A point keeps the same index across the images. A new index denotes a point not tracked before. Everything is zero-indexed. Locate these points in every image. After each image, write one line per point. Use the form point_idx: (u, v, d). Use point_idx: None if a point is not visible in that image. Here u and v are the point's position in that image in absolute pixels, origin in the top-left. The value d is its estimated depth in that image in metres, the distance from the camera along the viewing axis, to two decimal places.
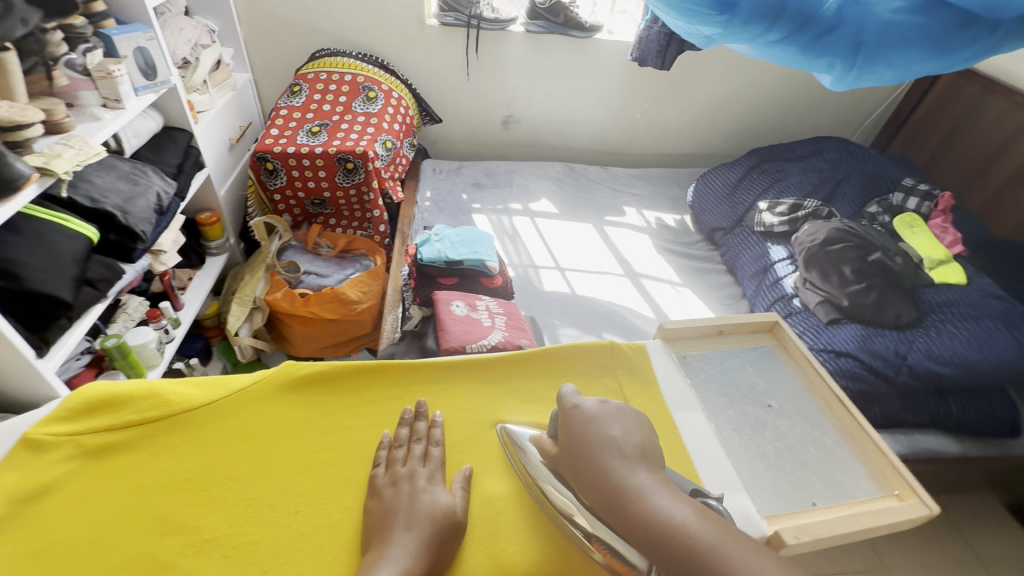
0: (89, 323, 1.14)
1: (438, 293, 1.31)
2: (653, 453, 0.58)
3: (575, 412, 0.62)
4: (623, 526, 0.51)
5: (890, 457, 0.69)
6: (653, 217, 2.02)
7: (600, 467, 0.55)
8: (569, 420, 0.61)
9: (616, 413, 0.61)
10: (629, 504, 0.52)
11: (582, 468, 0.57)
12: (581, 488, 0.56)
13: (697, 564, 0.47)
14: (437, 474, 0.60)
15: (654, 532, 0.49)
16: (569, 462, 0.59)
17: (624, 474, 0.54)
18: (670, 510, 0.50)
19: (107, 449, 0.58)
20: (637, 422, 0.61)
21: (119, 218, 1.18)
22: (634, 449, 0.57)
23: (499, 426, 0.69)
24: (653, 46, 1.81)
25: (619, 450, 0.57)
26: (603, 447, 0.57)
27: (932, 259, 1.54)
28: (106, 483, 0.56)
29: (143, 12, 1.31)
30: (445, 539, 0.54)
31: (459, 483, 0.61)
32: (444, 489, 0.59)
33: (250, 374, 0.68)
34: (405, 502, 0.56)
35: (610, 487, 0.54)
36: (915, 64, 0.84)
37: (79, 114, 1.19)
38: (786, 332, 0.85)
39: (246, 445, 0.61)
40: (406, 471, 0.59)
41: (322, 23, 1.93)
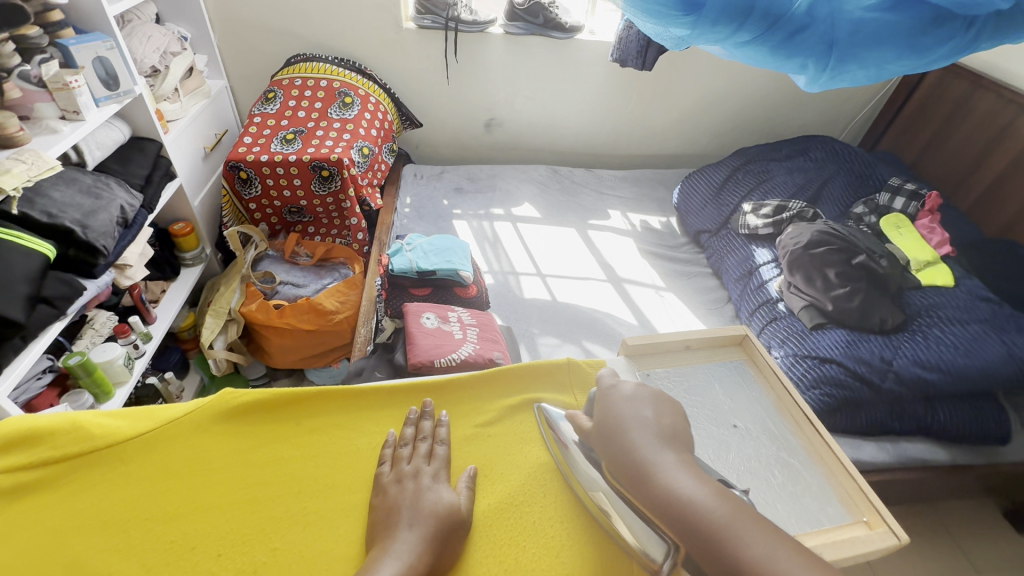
0: (46, 343, 1.10)
1: (409, 305, 1.28)
2: (680, 437, 0.59)
3: (613, 392, 0.64)
4: (645, 496, 0.53)
5: (859, 482, 0.67)
6: (638, 220, 1.98)
7: (629, 442, 0.57)
8: (606, 400, 0.64)
9: (651, 396, 0.63)
10: (652, 478, 0.53)
11: (611, 443, 0.59)
12: (607, 462, 0.58)
13: (709, 536, 0.48)
14: (442, 472, 0.62)
15: (673, 504, 0.51)
16: (599, 439, 0.61)
17: (651, 451, 0.56)
18: (687, 489, 0.52)
19: (23, 489, 0.56)
20: (670, 407, 0.63)
21: (78, 234, 1.14)
22: (664, 429, 0.59)
23: (535, 404, 0.73)
24: (633, 46, 1.77)
25: (649, 428, 0.59)
26: (634, 424, 0.59)
27: (919, 261, 1.51)
28: (18, 527, 0.53)
29: (104, 20, 1.28)
30: (448, 537, 0.56)
31: (465, 483, 0.62)
32: (449, 488, 0.61)
33: (183, 403, 0.65)
34: (409, 499, 0.58)
35: (636, 461, 0.55)
36: (888, 65, 0.80)
37: (35, 127, 1.17)
38: (755, 347, 0.82)
39: (174, 482, 0.58)
40: (412, 468, 0.61)
41: (298, 28, 1.90)
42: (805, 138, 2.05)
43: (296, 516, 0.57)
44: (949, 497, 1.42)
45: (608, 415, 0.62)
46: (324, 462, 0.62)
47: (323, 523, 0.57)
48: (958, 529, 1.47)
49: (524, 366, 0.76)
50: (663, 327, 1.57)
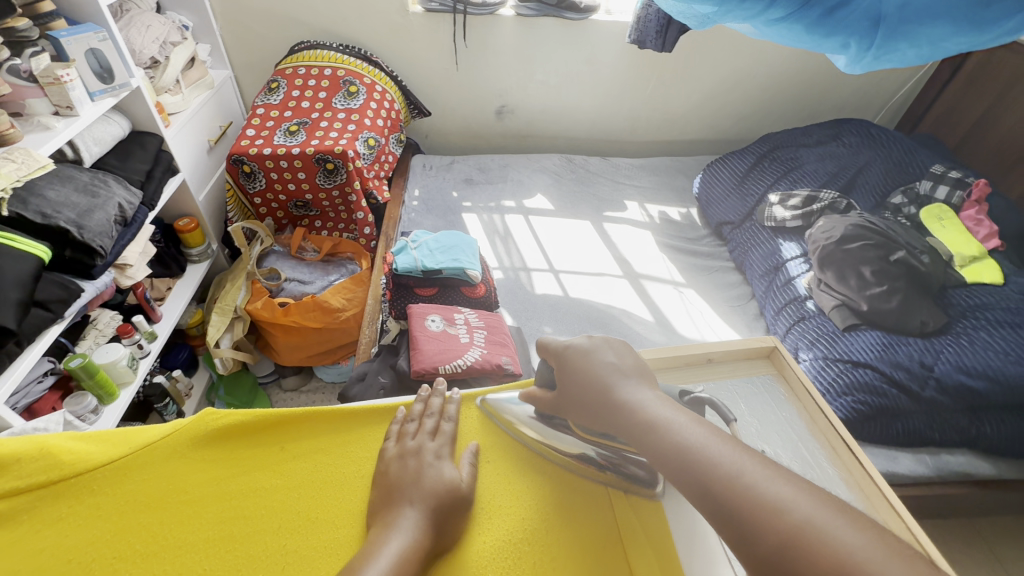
0: (44, 347, 1.08)
1: (413, 306, 1.23)
2: (649, 377, 0.61)
3: (568, 350, 0.65)
4: (627, 432, 0.55)
5: (907, 520, 0.58)
6: (656, 211, 1.89)
7: (606, 385, 0.59)
8: (562, 357, 0.65)
9: (611, 343, 0.65)
10: (630, 414, 0.55)
11: (584, 395, 0.60)
12: (585, 410, 0.60)
13: (686, 459, 0.49)
14: (446, 449, 0.63)
15: (651, 432, 0.52)
16: (571, 392, 0.62)
17: (626, 391, 0.58)
18: (665, 416, 0.53)
19: None
20: (629, 347, 0.65)
21: (73, 234, 1.11)
22: (632, 370, 0.61)
23: (479, 399, 0.70)
24: (652, 26, 1.66)
25: (620, 371, 0.60)
26: (604, 370, 0.61)
27: (963, 256, 1.41)
28: None
29: (96, 11, 1.23)
30: (450, 514, 0.57)
31: (466, 460, 0.62)
32: (451, 464, 0.61)
33: (161, 425, 0.62)
34: (412, 475, 0.59)
35: (614, 401, 0.57)
36: (943, 42, 0.68)
37: (28, 124, 1.13)
38: (784, 359, 0.74)
39: (146, 516, 0.56)
40: (415, 446, 0.62)
41: (302, 14, 1.83)
42: (837, 122, 1.92)
43: (271, 559, 0.53)
44: (990, 506, 1.33)
45: (576, 366, 0.62)
46: (305, 492, 0.59)
47: (301, 564, 0.53)
48: (995, 537, 1.39)
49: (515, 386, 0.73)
50: (680, 325, 1.48)
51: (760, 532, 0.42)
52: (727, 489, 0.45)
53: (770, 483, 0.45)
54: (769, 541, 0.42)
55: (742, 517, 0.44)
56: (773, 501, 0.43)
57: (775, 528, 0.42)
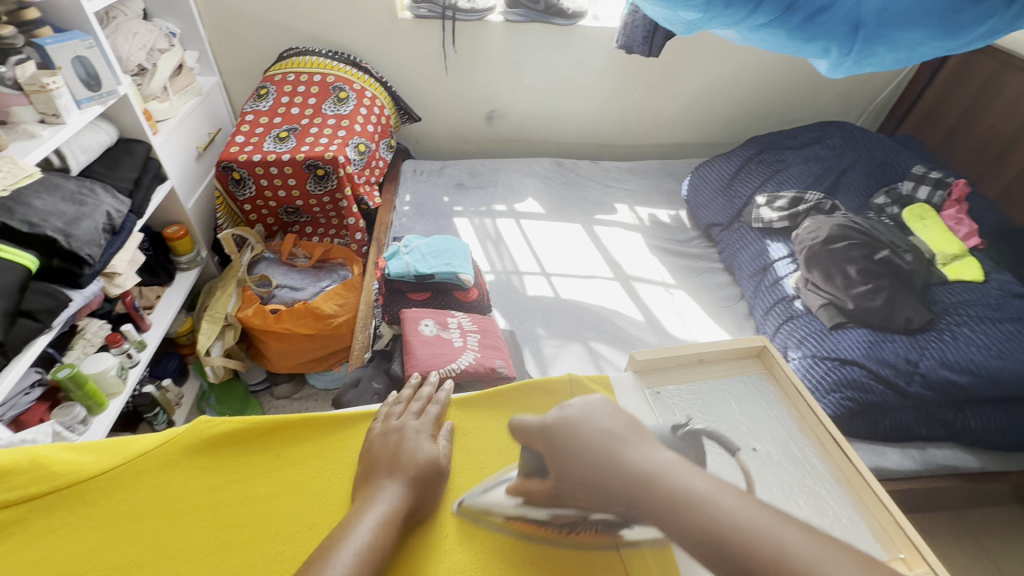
0: (32, 357, 1.06)
1: (406, 311, 1.22)
2: (642, 430, 0.52)
3: (549, 426, 0.54)
4: (650, 514, 0.45)
5: (895, 512, 0.59)
6: (646, 214, 1.91)
7: (608, 456, 0.49)
8: (548, 436, 0.54)
9: (591, 403, 0.55)
10: (649, 492, 0.45)
11: (585, 471, 0.49)
12: (587, 489, 0.49)
13: (731, 545, 0.41)
14: (428, 428, 0.66)
15: (680, 513, 0.44)
16: (569, 474, 0.51)
17: (634, 458, 0.48)
18: (688, 483, 0.45)
19: None
20: (609, 401, 0.55)
21: (60, 243, 1.10)
22: (629, 431, 0.51)
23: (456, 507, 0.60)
24: (639, 31, 1.68)
25: (616, 436, 0.51)
26: (598, 439, 0.50)
27: (945, 254, 1.44)
28: None
29: (83, 18, 1.22)
30: (428, 486, 0.59)
31: (443, 437, 0.65)
32: (430, 440, 0.64)
33: (155, 434, 0.62)
34: (393, 447, 0.61)
35: (624, 475, 0.47)
36: (919, 46, 0.71)
37: (13, 132, 1.12)
38: (774, 358, 0.75)
39: (140, 525, 0.55)
40: (397, 424, 0.65)
41: (291, 21, 1.83)
42: (822, 124, 1.95)
43: (268, 565, 0.53)
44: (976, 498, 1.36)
45: (570, 439, 0.52)
46: (300, 498, 0.59)
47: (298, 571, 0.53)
48: (982, 529, 1.42)
49: (508, 390, 0.72)
50: (672, 326, 1.50)
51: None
52: None
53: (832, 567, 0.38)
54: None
55: None
56: None
57: None
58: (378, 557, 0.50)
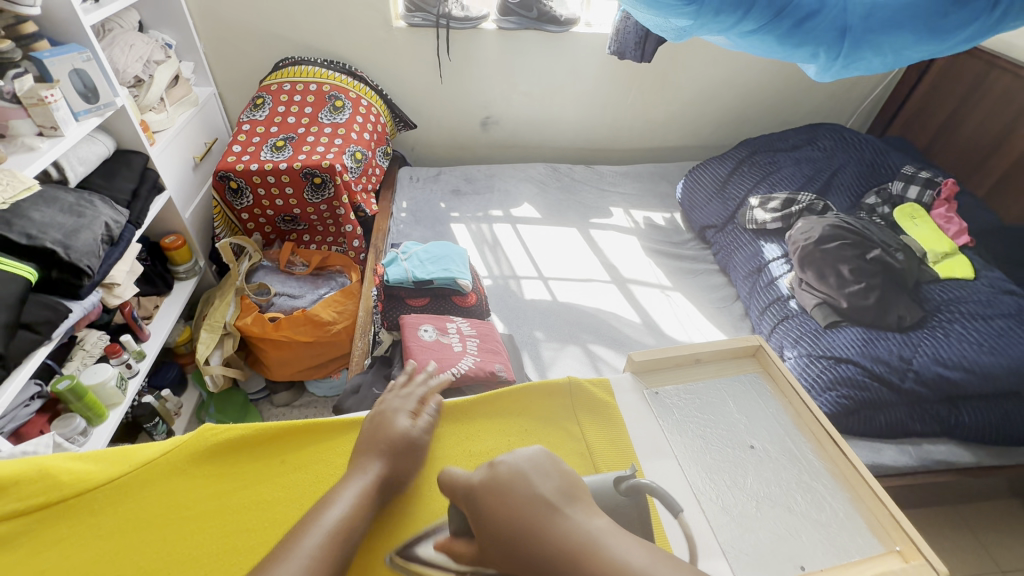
0: (31, 369, 1.06)
1: (405, 316, 1.23)
2: (578, 494, 0.46)
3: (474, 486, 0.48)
4: None
5: (890, 508, 0.59)
6: (641, 217, 1.93)
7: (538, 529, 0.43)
8: (472, 499, 0.47)
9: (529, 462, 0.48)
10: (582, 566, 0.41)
11: (510, 541, 0.44)
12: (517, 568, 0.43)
13: None
14: (411, 406, 0.67)
15: None
16: (496, 548, 0.45)
17: (566, 528, 0.43)
18: (622, 557, 0.41)
19: None
20: (547, 461, 0.49)
21: (60, 255, 1.10)
22: (562, 496, 0.45)
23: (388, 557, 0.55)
24: (631, 37, 1.70)
25: (550, 503, 0.45)
26: (530, 507, 0.45)
27: (937, 253, 1.46)
28: None
29: (80, 31, 1.23)
30: (403, 458, 0.61)
31: (427, 412, 0.67)
32: (410, 416, 0.65)
33: (160, 442, 0.63)
34: (372, 426, 0.63)
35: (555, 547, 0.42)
36: (904, 49, 0.75)
37: (12, 145, 1.12)
38: (770, 358, 0.76)
39: (148, 532, 0.56)
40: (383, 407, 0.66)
41: (286, 31, 1.85)
42: (812, 126, 1.98)
43: None
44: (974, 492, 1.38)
45: (499, 502, 0.46)
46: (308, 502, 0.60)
47: None
48: (980, 523, 1.43)
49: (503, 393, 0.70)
50: (668, 326, 1.51)
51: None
52: None
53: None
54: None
55: None
56: None
57: None
58: (355, 528, 0.52)
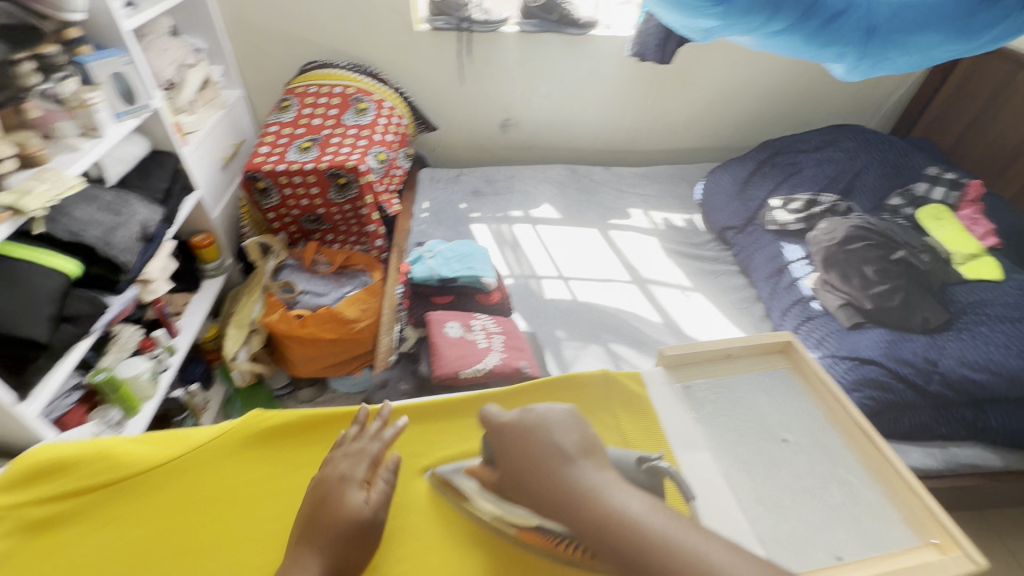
0: (73, 361, 1.10)
1: (432, 313, 1.26)
2: (594, 449, 0.57)
3: (507, 426, 0.61)
4: (583, 527, 0.52)
5: (926, 501, 0.60)
6: (660, 218, 1.93)
7: (550, 471, 0.55)
8: (503, 435, 0.60)
9: (556, 418, 0.60)
10: (586, 506, 0.52)
11: (527, 477, 0.56)
12: (532, 502, 0.56)
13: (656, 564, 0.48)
14: (360, 471, 0.63)
15: (614, 531, 0.50)
16: (513, 475, 0.58)
17: (576, 476, 0.55)
18: (620, 504, 0.52)
19: (56, 518, 0.62)
20: (570, 415, 0.61)
21: (100, 251, 1.14)
22: (577, 448, 0.57)
23: (427, 472, 0.76)
24: (652, 39, 1.72)
25: (566, 454, 0.56)
26: (547, 454, 0.56)
27: (962, 254, 1.45)
28: (48, 555, 0.60)
29: (120, 35, 1.28)
30: (347, 541, 0.58)
31: (380, 483, 0.63)
32: (361, 487, 0.62)
33: (204, 430, 0.69)
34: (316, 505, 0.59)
35: (562, 487, 0.54)
36: (933, 50, 0.76)
37: (56, 146, 1.16)
38: (801, 354, 0.76)
39: (199, 508, 0.64)
40: (333, 472, 0.63)
41: (312, 34, 1.89)
42: (834, 128, 1.97)
43: None
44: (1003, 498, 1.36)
45: (523, 442, 0.58)
46: None
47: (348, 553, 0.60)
48: (1007, 530, 1.41)
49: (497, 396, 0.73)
50: (689, 327, 1.52)
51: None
52: None
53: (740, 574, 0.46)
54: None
55: None
56: None
57: None
58: None
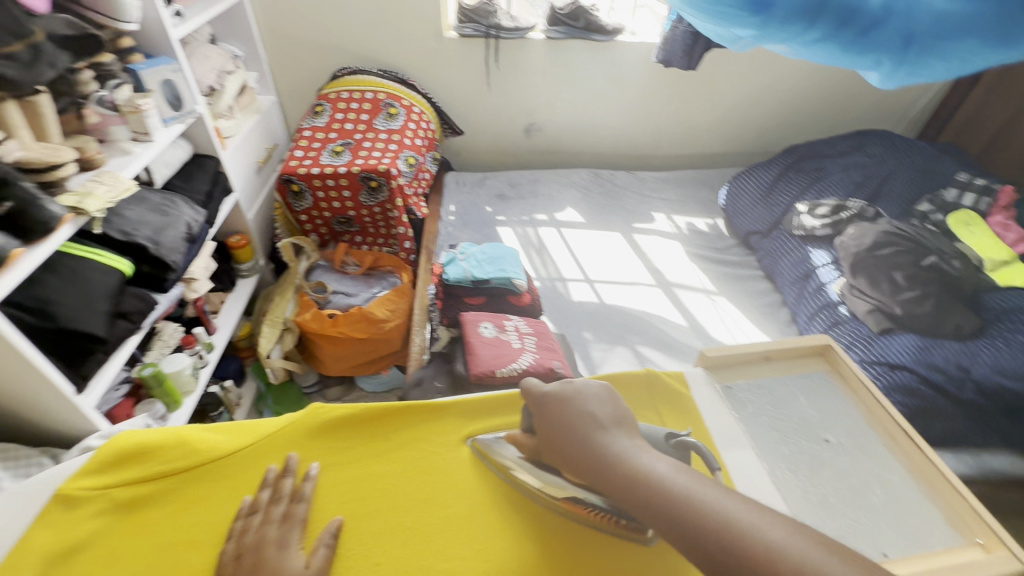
0: (125, 356, 1.15)
1: (465, 314, 1.29)
2: (626, 420, 0.64)
3: (547, 397, 0.67)
4: (611, 484, 0.58)
5: (970, 500, 0.62)
6: (684, 223, 1.95)
7: (584, 435, 0.62)
8: (543, 404, 0.67)
9: (591, 392, 0.67)
10: (613, 467, 0.58)
11: (564, 442, 0.63)
12: (565, 465, 0.62)
13: (683, 519, 0.51)
14: (291, 536, 0.60)
15: (639, 488, 0.55)
16: (548, 439, 0.65)
17: (607, 441, 0.61)
18: (648, 465, 0.57)
19: (136, 501, 0.64)
20: (606, 390, 0.67)
21: (150, 250, 1.19)
22: (609, 417, 0.64)
23: (468, 440, 0.73)
24: (678, 46, 1.74)
25: (599, 422, 0.63)
26: (583, 421, 0.63)
27: (993, 260, 1.42)
28: (131, 539, 0.61)
29: (169, 44, 1.33)
30: None
31: (321, 546, 0.59)
32: (296, 553, 0.59)
33: (276, 419, 0.73)
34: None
35: (593, 450, 0.60)
36: (976, 58, 0.68)
37: (110, 149, 1.22)
38: (840, 357, 0.78)
39: (277, 492, 0.66)
40: (255, 540, 0.59)
41: (344, 41, 1.94)
42: (859, 133, 1.97)
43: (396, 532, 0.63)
44: None
45: (559, 410, 0.65)
46: (418, 475, 0.69)
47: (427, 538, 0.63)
48: None
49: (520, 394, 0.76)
50: (715, 330, 1.53)
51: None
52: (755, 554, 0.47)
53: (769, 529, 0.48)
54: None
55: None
56: None
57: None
58: None
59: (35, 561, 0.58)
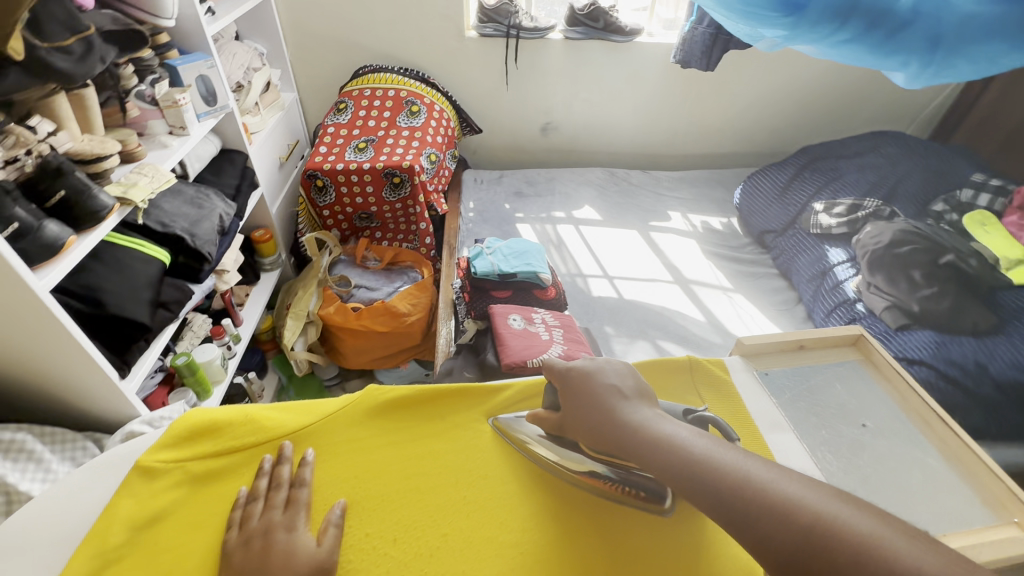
0: (163, 344, 1.18)
1: (494, 306, 1.32)
2: (646, 394, 0.68)
3: (571, 372, 0.72)
4: (635, 449, 0.61)
5: (1007, 482, 0.65)
6: (699, 221, 1.99)
7: (608, 406, 0.66)
8: (567, 378, 0.71)
9: (612, 366, 0.71)
10: (636, 434, 0.61)
11: (587, 413, 0.67)
12: (588, 439, 0.66)
13: (705, 476, 0.54)
14: (297, 520, 0.63)
15: (661, 451, 0.58)
16: (572, 412, 0.69)
17: (629, 411, 0.65)
18: (669, 431, 0.60)
19: (210, 475, 0.69)
20: (627, 368, 0.72)
21: (187, 242, 1.21)
22: (631, 391, 0.68)
23: (491, 418, 0.77)
24: (697, 47, 1.76)
25: (621, 394, 0.67)
26: (605, 393, 0.67)
27: (1009, 259, 1.37)
28: (205, 508, 0.66)
29: (204, 41, 1.36)
30: None
31: (330, 529, 0.62)
32: (308, 534, 0.62)
33: (336, 400, 0.77)
34: (258, 558, 0.58)
35: (617, 419, 0.64)
36: (998, 58, 0.70)
37: (149, 142, 1.25)
38: (872, 346, 0.81)
39: (339, 466, 0.70)
40: (262, 525, 0.62)
41: (366, 40, 1.97)
42: (874, 135, 1.99)
43: (455, 505, 0.67)
44: None
45: (582, 384, 0.70)
46: (471, 454, 0.73)
47: (484, 512, 0.66)
48: None
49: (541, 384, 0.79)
50: (733, 326, 1.56)
51: (779, 537, 0.47)
52: (769, 503, 0.49)
53: (783, 483, 0.50)
54: (786, 545, 0.46)
55: (816, 532, 0.45)
56: (903, 564, 0.41)
57: (835, 542, 0.44)
58: None
59: (121, 529, 0.63)
